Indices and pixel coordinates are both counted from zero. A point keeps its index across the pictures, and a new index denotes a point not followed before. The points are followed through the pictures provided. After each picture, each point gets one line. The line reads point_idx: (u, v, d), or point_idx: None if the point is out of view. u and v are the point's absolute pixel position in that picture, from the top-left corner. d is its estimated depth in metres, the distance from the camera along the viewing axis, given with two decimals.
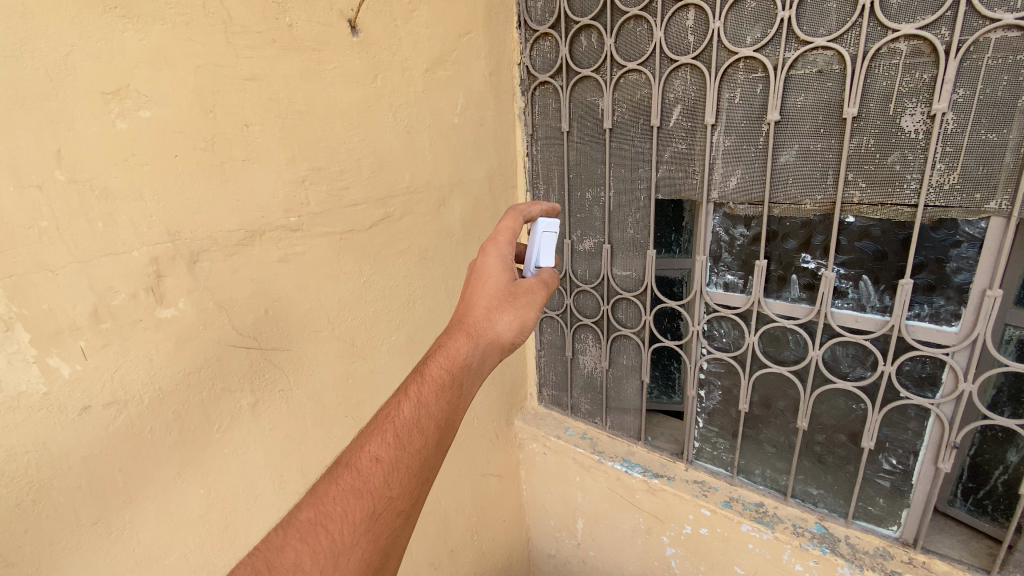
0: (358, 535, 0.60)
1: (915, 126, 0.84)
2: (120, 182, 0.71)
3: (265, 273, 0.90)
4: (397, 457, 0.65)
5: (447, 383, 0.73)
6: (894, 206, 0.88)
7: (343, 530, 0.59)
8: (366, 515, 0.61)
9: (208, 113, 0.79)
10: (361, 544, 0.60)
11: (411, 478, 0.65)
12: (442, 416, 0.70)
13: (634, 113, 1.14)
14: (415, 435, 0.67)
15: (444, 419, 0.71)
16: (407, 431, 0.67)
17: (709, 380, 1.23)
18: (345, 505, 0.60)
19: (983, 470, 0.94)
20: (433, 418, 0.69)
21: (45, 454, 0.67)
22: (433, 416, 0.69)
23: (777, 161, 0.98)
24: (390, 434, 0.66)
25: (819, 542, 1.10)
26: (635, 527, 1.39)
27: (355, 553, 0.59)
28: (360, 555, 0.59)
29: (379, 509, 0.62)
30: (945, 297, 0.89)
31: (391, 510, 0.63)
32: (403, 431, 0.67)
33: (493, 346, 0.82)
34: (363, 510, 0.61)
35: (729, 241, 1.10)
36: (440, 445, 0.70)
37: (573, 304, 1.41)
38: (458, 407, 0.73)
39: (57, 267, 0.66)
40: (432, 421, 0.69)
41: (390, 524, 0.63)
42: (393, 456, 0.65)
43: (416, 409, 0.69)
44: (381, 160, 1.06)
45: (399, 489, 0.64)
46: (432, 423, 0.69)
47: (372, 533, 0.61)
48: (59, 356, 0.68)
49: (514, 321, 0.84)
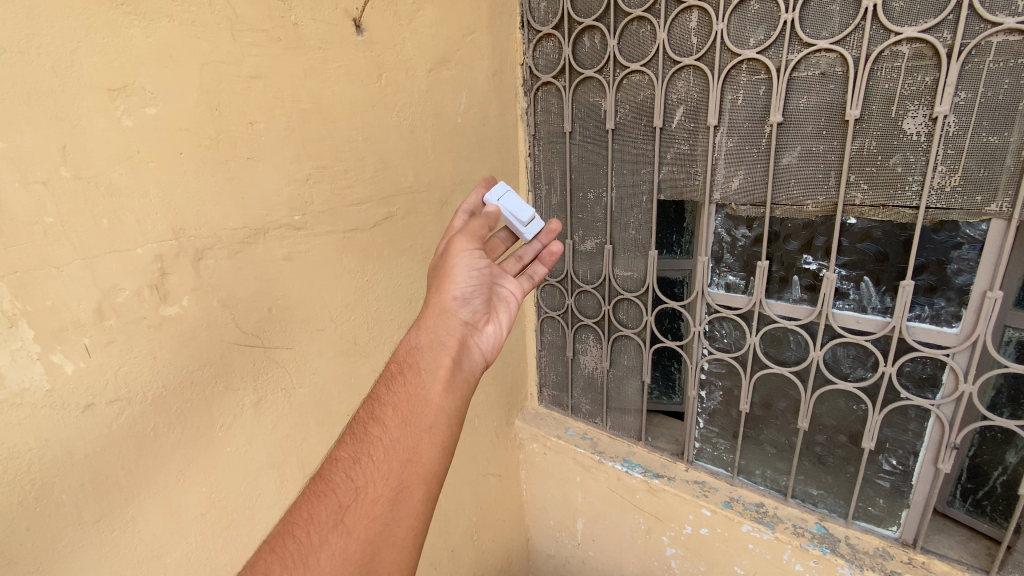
0: (326, 533, 0.59)
1: (916, 129, 0.84)
2: (125, 179, 0.71)
3: (268, 272, 0.90)
4: (357, 451, 0.66)
5: (397, 371, 0.75)
6: (896, 208, 0.89)
7: (310, 531, 0.59)
8: (332, 511, 0.61)
9: (214, 111, 0.79)
10: (332, 541, 0.59)
11: (379, 464, 0.65)
12: (398, 398, 0.71)
13: (636, 115, 1.15)
14: (372, 426, 0.68)
15: (405, 402, 0.71)
16: (364, 426, 0.68)
17: (709, 380, 1.23)
18: (309, 507, 0.61)
19: (981, 471, 0.95)
20: (389, 404, 0.71)
21: (48, 451, 0.67)
22: (389, 401, 0.71)
23: (778, 163, 0.98)
24: (349, 436, 0.68)
25: (819, 542, 1.10)
26: (635, 527, 1.39)
27: (325, 550, 0.58)
28: (332, 550, 0.58)
29: (346, 503, 0.62)
30: (945, 299, 0.89)
31: (363, 500, 0.62)
32: (358, 427, 0.68)
33: (435, 319, 0.84)
34: (328, 509, 0.61)
35: (730, 242, 1.11)
36: (410, 425, 0.69)
37: (574, 304, 1.42)
38: (416, 383, 0.73)
39: (61, 264, 0.66)
40: (388, 410, 0.70)
41: (368, 514, 0.61)
42: (352, 452, 0.66)
43: (370, 406, 0.71)
44: (384, 159, 1.06)
45: (366, 479, 0.63)
46: (388, 411, 0.70)
47: (343, 527, 0.60)
48: (63, 353, 0.67)
49: (449, 283, 0.87)
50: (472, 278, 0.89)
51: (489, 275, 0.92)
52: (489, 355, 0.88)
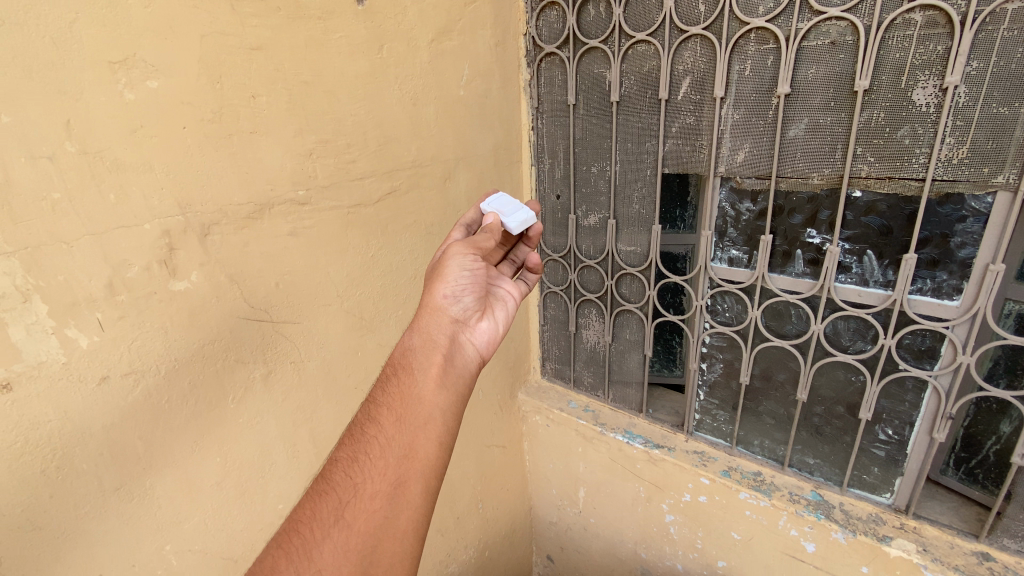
0: (328, 527, 0.62)
1: (926, 100, 0.83)
2: (130, 155, 0.71)
3: (274, 247, 0.90)
4: (355, 451, 0.68)
5: (391, 372, 0.76)
6: (902, 180, 0.89)
7: (313, 527, 0.62)
8: (333, 508, 0.63)
9: (216, 84, 0.78)
10: (334, 536, 0.62)
11: (376, 462, 0.67)
12: (393, 398, 0.73)
13: (642, 86, 1.13)
14: (368, 426, 0.70)
15: (398, 401, 0.73)
16: (360, 427, 0.71)
17: (710, 354, 1.25)
18: (311, 504, 0.64)
19: (975, 441, 0.97)
20: (383, 404, 0.72)
21: (67, 422, 0.69)
22: (385, 402, 0.72)
23: (785, 135, 0.97)
24: (347, 437, 0.71)
25: (813, 508, 1.12)
26: (633, 496, 1.41)
27: (328, 544, 0.61)
28: (333, 544, 0.61)
29: (345, 500, 0.64)
30: (947, 272, 0.90)
31: (361, 496, 0.64)
32: (355, 428, 0.70)
33: (426, 316, 0.83)
34: (329, 506, 0.64)
35: (735, 216, 1.10)
36: (405, 424, 0.70)
37: (577, 279, 1.42)
38: (410, 383, 0.74)
39: (71, 239, 0.67)
40: (383, 409, 0.72)
41: (367, 508, 0.64)
42: (350, 451, 0.68)
43: (366, 406, 0.73)
44: (387, 133, 1.05)
45: (363, 476, 0.66)
46: (383, 410, 0.72)
47: (343, 521, 0.62)
48: (77, 327, 0.69)
49: (439, 281, 0.84)
50: (463, 279, 0.86)
51: (483, 274, 0.89)
52: (483, 353, 0.88)
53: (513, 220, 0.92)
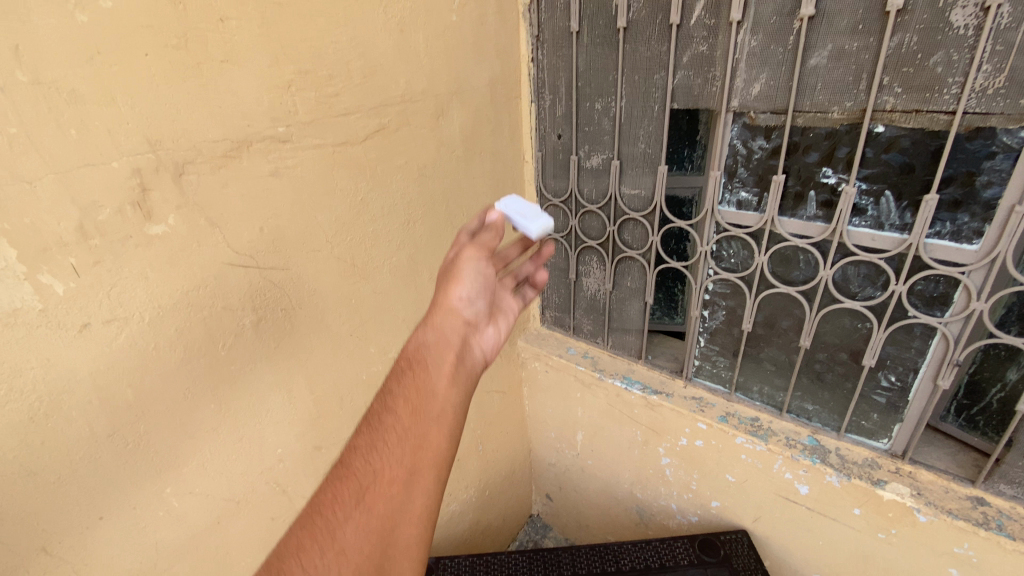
0: (349, 509, 0.61)
1: (965, 21, 0.75)
2: (89, 85, 0.65)
3: (256, 189, 0.85)
4: (372, 438, 0.66)
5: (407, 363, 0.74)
6: (930, 113, 0.82)
7: (335, 510, 0.61)
8: (354, 491, 0.62)
9: (177, 4, 0.71)
10: (354, 518, 0.61)
11: (394, 448, 0.65)
12: (409, 388, 0.70)
13: (652, 10, 1.03)
14: (386, 414, 0.68)
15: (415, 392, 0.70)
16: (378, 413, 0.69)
17: (713, 301, 1.22)
18: (332, 488, 0.62)
19: (979, 388, 0.96)
20: (399, 394, 0.70)
21: (50, 369, 0.67)
22: (401, 394, 0.70)
23: (806, 64, 0.90)
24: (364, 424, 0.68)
25: (809, 453, 1.12)
26: (630, 439, 1.44)
27: (348, 525, 0.60)
28: (354, 525, 0.60)
29: (365, 484, 0.62)
30: (969, 214, 0.85)
31: (381, 482, 0.63)
32: (372, 416, 0.68)
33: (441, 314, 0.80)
34: (349, 489, 0.62)
35: (746, 155, 1.03)
36: (422, 416, 0.68)
37: (578, 225, 1.37)
38: (427, 375, 0.72)
39: (34, 179, 0.62)
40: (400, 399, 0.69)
41: (384, 494, 0.62)
42: (368, 439, 0.66)
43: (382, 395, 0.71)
44: (373, 64, 0.97)
45: (382, 463, 0.64)
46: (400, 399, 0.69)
47: (363, 505, 0.61)
48: (50, 272, 0.66)
49: (456, 281, 0.82)
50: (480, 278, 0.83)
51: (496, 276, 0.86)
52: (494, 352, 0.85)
53: (533, 224, 0.87)
